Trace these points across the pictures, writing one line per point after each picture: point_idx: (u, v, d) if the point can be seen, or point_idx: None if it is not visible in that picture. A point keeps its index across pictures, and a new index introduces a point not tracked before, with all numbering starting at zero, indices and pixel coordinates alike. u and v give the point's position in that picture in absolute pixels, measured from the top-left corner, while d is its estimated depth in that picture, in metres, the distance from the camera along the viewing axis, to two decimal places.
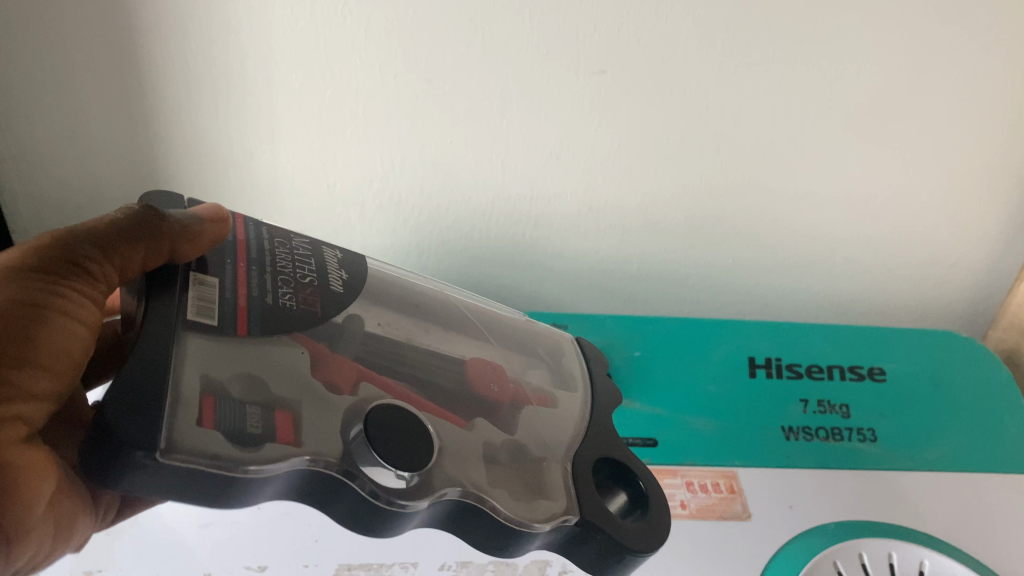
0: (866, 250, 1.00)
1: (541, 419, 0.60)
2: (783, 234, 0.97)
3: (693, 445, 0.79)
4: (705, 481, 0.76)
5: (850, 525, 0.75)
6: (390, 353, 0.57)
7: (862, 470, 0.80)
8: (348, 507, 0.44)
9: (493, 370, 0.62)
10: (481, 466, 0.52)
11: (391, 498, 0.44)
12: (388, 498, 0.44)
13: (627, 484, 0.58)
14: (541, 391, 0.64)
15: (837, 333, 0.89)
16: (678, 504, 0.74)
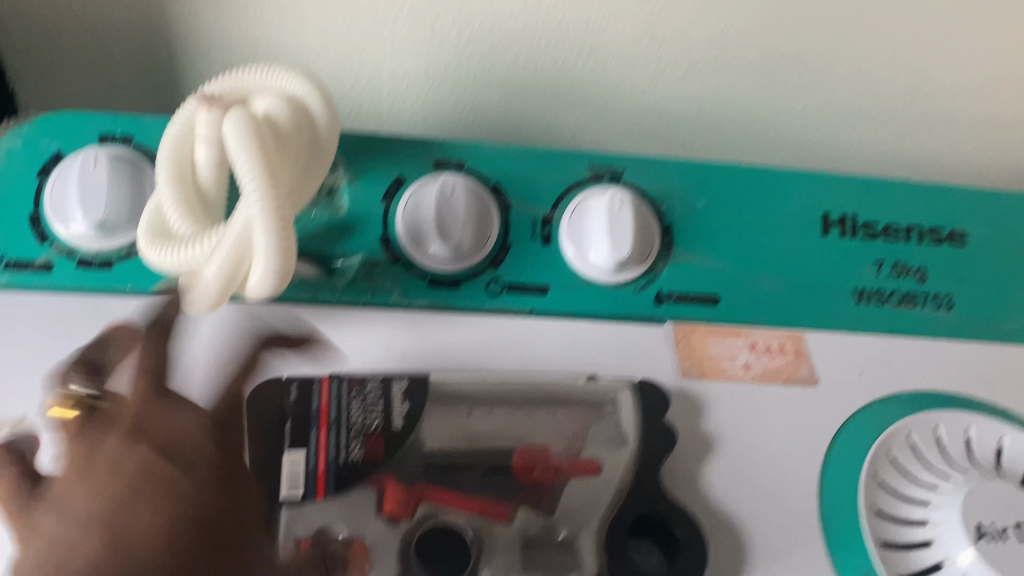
0: (944, 83, 0.91)
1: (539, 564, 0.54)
2: (838, 76, 0.90)
3: (755, 306, 0.72)
4: (771, 343, 0.70)
5: (925, 397, 0.69)
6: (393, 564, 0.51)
7: (930, 339, 0.73)
8: None
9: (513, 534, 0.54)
10: None
11: None
12: None
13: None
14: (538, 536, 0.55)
15: (921, 191, 0.80)
16: (742, 366, 0.68)
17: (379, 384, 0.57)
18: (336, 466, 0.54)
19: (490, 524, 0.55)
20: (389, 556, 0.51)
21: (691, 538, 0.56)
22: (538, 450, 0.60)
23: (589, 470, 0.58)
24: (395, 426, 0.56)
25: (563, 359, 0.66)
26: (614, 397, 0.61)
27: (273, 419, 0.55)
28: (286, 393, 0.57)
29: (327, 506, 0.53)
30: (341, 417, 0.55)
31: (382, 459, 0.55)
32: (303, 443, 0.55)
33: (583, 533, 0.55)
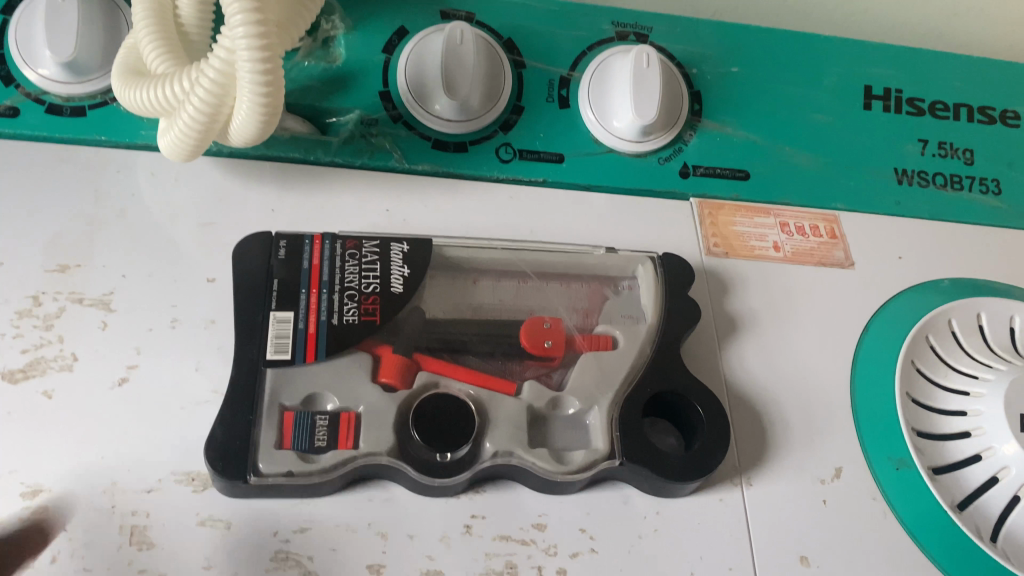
0: None
1: (553, 435, 0.48)
2: None
3: (788, 183, 0.66)
4: (803, 223, 0.64)
5: (966, 284, 0.64)
6: (387, 434, 0.46)
7: (975, 225, 0.67)
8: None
9: (524, 402, 0.48)
10: (422, 506, 0.47)
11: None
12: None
13: (531, 444, 0.47)
14: (555, 404, 0.49)
15: (967, 69, 0.74)
16: (771, 246, 0.63)
17: (378, 246, 0.52)
18: (328, 326, 0.48)
19: (494, 395, 0.48)
20: (383, 427, 0.46)
21: (715, 415, 0.49)
22: (550, 321, 0.53)
23: (604, 344, 0.52)
24: (394, 290, 0.50)
25: (577, 228, 0.60)
26: (634, 273, 0.56)
27: (259, 281, 0.50)
28: (275, 252, 0.51)
29: (316, 374, 0.47)
30: (335, 278, 0.50)
31: (379, 321, 0.49)
32: (291, 305, 0.49)
33: (596, 408, 0.49)
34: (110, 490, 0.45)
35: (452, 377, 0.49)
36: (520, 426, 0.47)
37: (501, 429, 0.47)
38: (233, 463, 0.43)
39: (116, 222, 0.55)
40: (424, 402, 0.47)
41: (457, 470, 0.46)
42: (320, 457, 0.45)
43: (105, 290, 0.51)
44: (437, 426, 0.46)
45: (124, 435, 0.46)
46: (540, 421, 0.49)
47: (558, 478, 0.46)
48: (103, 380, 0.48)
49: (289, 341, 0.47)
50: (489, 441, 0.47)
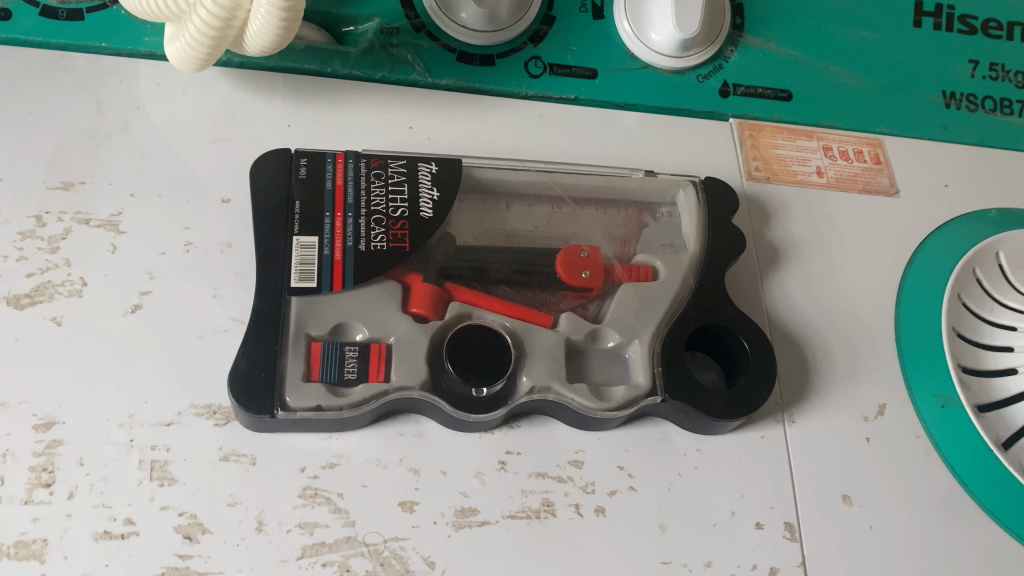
0: None
1: (591, 369, 0.46)
2: None
3: (832, 105, 0.62)
4: (848, 147, 0.61)
5: (1015, 216, 0.61)
6: (419, 367, 0.43)
7: (1022, 153, 0.64)
8: (356, 514, 0.42)
9: (561, 335, 0.46)
10: (455, 441, 0.45)
11: (383, 530, 0.42)
12: (382, 531, 0.42)
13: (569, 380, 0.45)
14: (594, 337, 0.47)
15: None
16: (814, 171, 0.59)
17: (404, 166, 0.48)
18: (355, 253, 0.45)
19: (530, 327, 0.46)
20: (415, 361, 0.43)
21: (760, 352, 0.47)
22: (586, 249, 0.49)
23: (645, 275, 0.49)
24: (423, 215, 0.47)
25: (611, 151, 0.57)
26: (672, 199, 0.53)
27: (278, 202, 0.46)
28: (294, 171, 0.47)
29: (343, 302, 0.44)
30: (361, 201, 0.47)
31: (409, 248, 0.46)
32: (315, 230, 0.45)
33: (637, 341, 0.46)
34: (127, 423, 0.42)
35: (487, 308, 0.46)
36: (557, 360, 0.45)
37: (538, 362, 0.45)
38: (260, 396, 0.41)
39: (120, 136, 0.51)
40: (458, 335, 0.44)
41: (495, 404, 0.43)
42: (350, 390, 0.43)
43: (113, 211, 0.48)
44: (472, 359, 0.44)
45: (140, 365, 0.44)
46: (578, 356, 0.46)
47: (599, 414, 0.44)
48: (115, 308, 0.45)
49: (315, 268, 0.44)
50: (525, 375, 0.44)
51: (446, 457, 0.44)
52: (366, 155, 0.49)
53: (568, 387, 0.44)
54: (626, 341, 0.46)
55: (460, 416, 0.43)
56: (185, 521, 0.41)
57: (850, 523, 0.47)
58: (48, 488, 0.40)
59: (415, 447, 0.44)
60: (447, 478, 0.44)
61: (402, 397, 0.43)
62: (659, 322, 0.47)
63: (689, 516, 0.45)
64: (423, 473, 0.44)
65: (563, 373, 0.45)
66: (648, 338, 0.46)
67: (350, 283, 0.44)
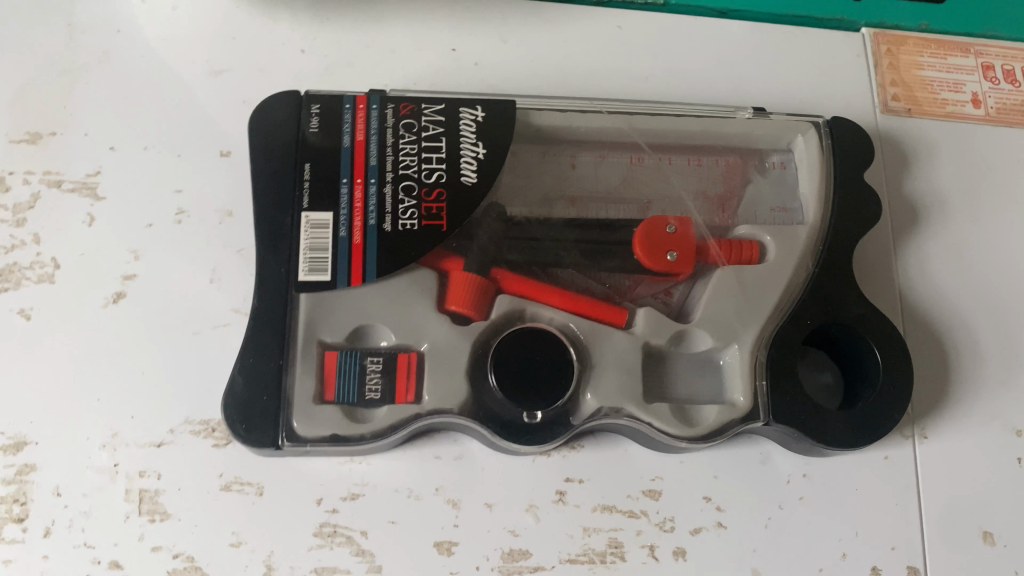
0: None
1: (674, 380, 0.37)
2: None
3: (992, 10, 0.49)
4: (1015, 66, 0.47)
5: None
6: (458, 384, 0.35)
7: None
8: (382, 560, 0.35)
9: (638, 339, 0.36)
10: (503, 467, 0.37)
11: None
12: None
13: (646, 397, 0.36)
14: (679, 339, 0.37)
15: None
16: (970, 99, 0.46)
17: (441, 113, 0.38)
18: (379, 235, 0.36)
19: (600, 329, 0.36)
20: (454, 376, 0.35)
21: (891, 362, 0.37)
22: (674, 223, 0.38)
23: (750, 256, 0.38)
24: (465, 181, 0.37)
25: (713, 74, 0.44)
26: (787, 145, 0.41)
27: (284, 164, 0.37)
28: (304, 123, 0.37)
29: (365, 298, 0.35)
30: (387, 162, 0.37)
31: (446, 226, 0.36)
32: (328, 204, 0.36)
33: (735, 347, 0.37)
34: (111, 444, 0.35)
35: (545, 303, 0.37)
36: (632, 373, 0.36)
37: (607, 376, 0.35)
38: (261, 424, 0.33)
39: (98, 69, 0.41)
40: (506, 344, 0.35)
41: (552, 432, 0.34)
42: (373, 412, 0.34)
43: (90, 169, 0.39)
44: (525, 373, 0.35)
45: (125, 370, 0.36)
46: (658, 364, 0.37)
47: (683, 443, 0.35)
48: (93, 298, 0.37)
49: (328, 256, 0.35)
50: (591, 393, 0.35)
51: (492, 487, 0.36)
52: (395, 99, 0.38)
53: (645, 408, 0.35)
54: (722, 346, 0.37)
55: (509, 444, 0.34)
56: (181, 565, 0.34)
57: (993, 569, 0.38)
58: (21, 524, 0.34)
59: (455, 474, 0.36)
60: (493, 514, 0.36)
61: (437, 419, 0.34)
62: (765, 320, 0.37)
63: (789, 560, 0.37)
64: (465, 509, 0.36)
65: (639, 391, 0.36)
66: (750, 343, 0.36)
67: (374, 275, 0.35)
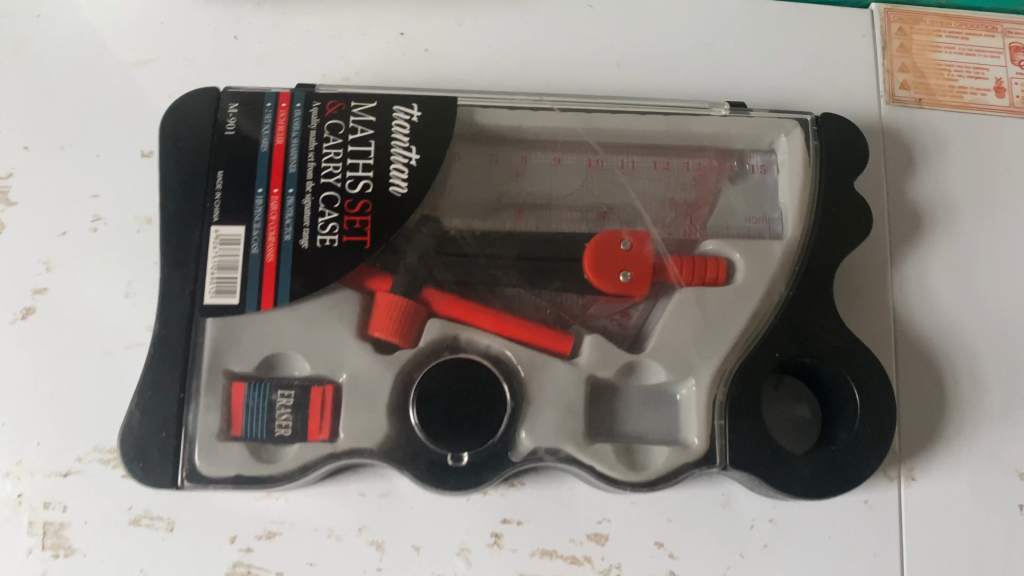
0: None
1: (624, 416, 0.33)
2: None
3: None
4: None
5: None
6: (377, 421, 0.31)
7: None
8: None
9: (582, 372, 0.33)
10: (433, 506, 0.34)
11: None
12: None
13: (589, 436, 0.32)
14: (630, 370, 0.33)
15: None
16: (992, 87, 0.40)
17: (372, 112, 0.34)
18: (295, 253, 0.32)
19: (539, 360, 0.32)
20: (372, 412, 0.32)
21: (872, 401, 0.33)
22: (628, 237, 0.34)
23: (716, 275, 0.34)
24: (394, 191, 0.33)
25: (693, 59, 0.39)
26: (769, 146, 0.36)
27: (195, 172, 0.33)
28: (220, 124, 0.34)
29: (278, 324, 0.32)
30: (308, 169, 0.33)
31: (370, 243, 0.32)
32: (241, 217, 0.33)
33: (692, 381, 0.33)
34: (14, 473, 0.33)
35: (481, 328, 0.33)
36: (573, 410, 0.32)
37: (544, 414, 0.32)
38: (159, 463, 0.30)
39: (13, 58, 0.38)
40: (431, 376, 0.32)
41: (478, 476, 0.31)
42: (283, 450, 0.32)
43: (1, 171, 0.36)
44: (451, 410, 0.31)
45: (32, 392, 0.34)
46: (606, 398, 0.33)
47: (627, 488, 0.32)
48: (0, 314, 0.35)
49: (237, 277, 0.32)
50: (526, 432, 0.32)
51: (421, 528, 0.34)
52: (322, 95, 0.34)
53: (586, 449, 0.32)
54: (677, 379, 0.33)
55: (433, 487, 0.31)
56: None
57: None
58: None
59: (381, 514, 0.34)
60: (420, 558, 0.33)
61: (352, 457, 0.31)
62: (728, 351, 0.33)
63: None
64: (389, 552, 0.33)
65: (580, 431, 0.32)
66: (708, 377, 0.32)
67: (287, 299, 0.32)
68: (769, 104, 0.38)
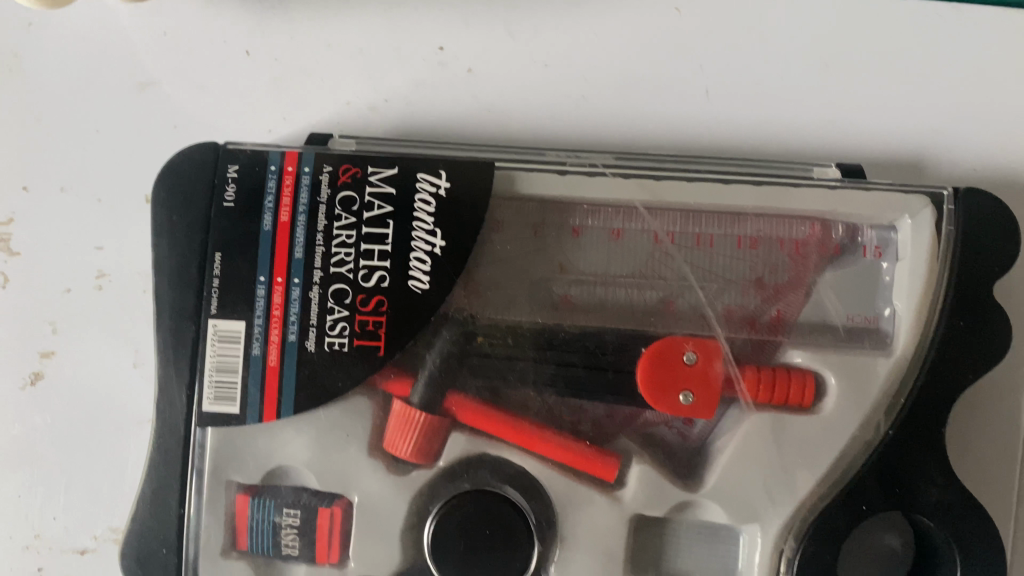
0: None
1: (673, 557, 0.29)
2: None
3: None
4: None
5: None
6: (392, 550, 0.28)
7: None
8: None
9: (625, 509, 0.28)
10: None
11: None
12: None
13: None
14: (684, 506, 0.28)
15: None
16: None
17: (392, 183, 0.28)
18: (300, 357, 0.28)
19: (576, 492, 0.28)
20: (385, 540, 0.28)
21: (979, 569, 0.27)
22: (693, 350, 0.28)
23: (800, 400, 0.28)
24: (413, 287, 0.28)
25: (806, 86, 0.31)
26: (888, 223, 0.29)
27: (191, 252, 0.29)
28: (218, 192, 0.29)
29: (283, 436, 0.29)
30: (316, 253, 0.28)
31: (384, 349, 0.28)
32: (241, 310, 0.28)
33: (756, 529, 0.28)
34: (33, 547, 0.32)
35: (510, 445, 0.29)
36: (610, 556, 0.28)
37: (576, 557, 0.28)
38: None
39: (6, 78, 0.33)
40: (450, 510, 0.28)
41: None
42: (291, 567, 0.29)
43: (1, 216, 0.33)
44: (470, 552, 0.28)
45: (46, 464, 0.32)
46: (653, 535, 0.29)
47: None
48: (10, 378, 0.33)
49: (237, 382, 0.28)
50: (556, 574, 0.28)
51: None
52: (334, 157, 0.29)
53: None
54: (738, 524, 0.28)
55: None
56: None
57: None
58: None
59: None
60: None
61: None
62: (803, 497, 0.28)
63: None
64: None
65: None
66: (775, 527, 0.28)
67: (293, 411, 0.28)
68: (894, 158, 0.31)
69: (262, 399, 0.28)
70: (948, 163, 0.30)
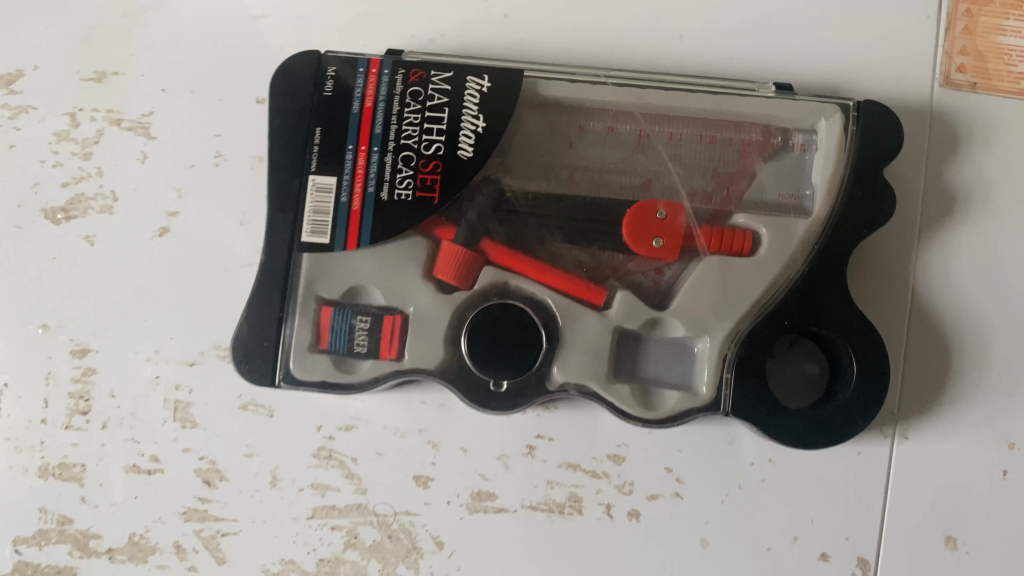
0: None
1: (645, 362, 0.38)
2: None
3: None
4: None
5: None
6: (437, 349, 0.38)
7: None
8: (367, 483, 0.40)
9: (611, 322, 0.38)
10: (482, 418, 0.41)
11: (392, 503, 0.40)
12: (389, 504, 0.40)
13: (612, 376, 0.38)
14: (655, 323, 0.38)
15: None
16: None
17: (448, 82, 0.39)
18: (376, 203, 0.38)
19: (575, 310, 0.38)
20: (432, 340, 0.38)
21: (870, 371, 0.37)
22: (664, 209, 0.39)
23: (741, 247, 0.38)
24: (461, 155, 0.38)
25: (754, 34, 0.42)
26: (810, 127, 0.39)
27: (298, 128, 0.39)
28: (319, 86, 0.40)
29: (359, 261, 0.39)
30: (390, 129, 0.39)
31: (438, 199, 0.38)
32: (334, 169, 0.39)
33: (706, 339, 0.38)
34: (153, 359, 0.42)
35: (527, 275, 0.39)
36: (599, 355, 0.38)
37: (575, 355, 0.38)
38: (261, 366, 0.38)
39: (154, 10, 0.44)
40: (482, 316, 0.38)
41: (514, 401, 0.38)
42: (359, 363, 0.39)
43: (144, 110, 0.43)
44: (497, 345, 0.37)
45: (167, 298, 0.42)
46: (633, 346, 0.39)
47: (640, 421, 0.37)
48: (143, 231, 0.43)
49: (328, 220, 0.38)
50: (558, 368, 0.38)
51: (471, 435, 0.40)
52: (406, 64, 0.39)
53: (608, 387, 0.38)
54: (693, 335, 0.38)
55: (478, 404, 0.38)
56: (205, 466, 0.41)
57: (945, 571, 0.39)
58: (85, 415, 0.42)
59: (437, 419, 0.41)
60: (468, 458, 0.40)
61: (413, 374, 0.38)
62: (741, 314, 0.37)
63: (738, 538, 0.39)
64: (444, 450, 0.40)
65: (604, 370, 0.38)
66: (721, 335, 0.37)
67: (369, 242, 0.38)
68: (819, 86, 0.41)
69: (347, 232, 0.38)
70: (858, 91, 0.41)
